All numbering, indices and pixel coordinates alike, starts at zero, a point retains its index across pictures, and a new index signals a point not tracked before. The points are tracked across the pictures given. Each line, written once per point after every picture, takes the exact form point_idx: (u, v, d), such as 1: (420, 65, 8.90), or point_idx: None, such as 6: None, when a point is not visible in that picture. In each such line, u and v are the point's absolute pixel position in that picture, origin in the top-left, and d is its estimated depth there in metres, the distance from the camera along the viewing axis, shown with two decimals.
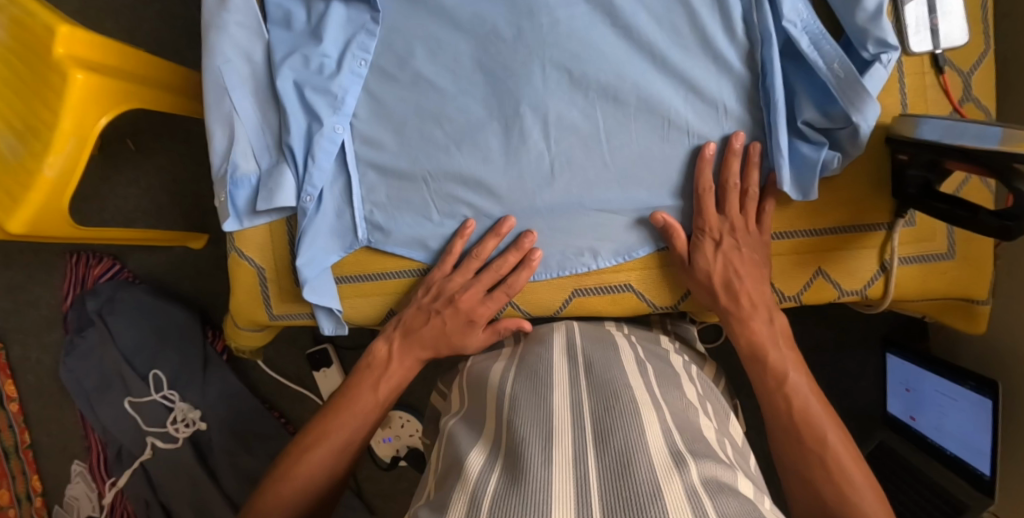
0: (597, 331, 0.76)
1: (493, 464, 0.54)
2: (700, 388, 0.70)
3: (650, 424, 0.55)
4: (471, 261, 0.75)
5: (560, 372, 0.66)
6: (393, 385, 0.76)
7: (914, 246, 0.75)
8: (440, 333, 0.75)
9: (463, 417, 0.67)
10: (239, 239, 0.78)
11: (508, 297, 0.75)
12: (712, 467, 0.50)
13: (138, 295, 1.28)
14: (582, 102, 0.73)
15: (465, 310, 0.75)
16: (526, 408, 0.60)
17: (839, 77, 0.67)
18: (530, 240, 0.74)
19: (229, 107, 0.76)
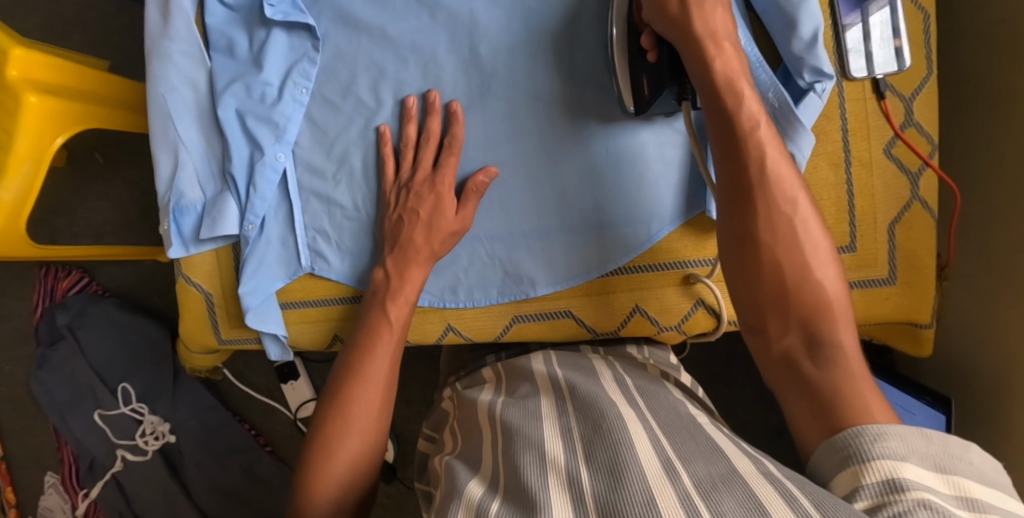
0: (571, 360, 0.75)
1: (494, 494, 0.53)
2: (683, 393, 0.69)
3: (637, 435, 0.54)
4: (406, 152, 0.73)
5: (549, 405, 0.65)
6: (404, 306, 0.72)
7: (853, 272, 0.76)
8: (400, 229, 0.72)
9: (457, 452, 0.66)
10: (186, 265, 0.79)
11: (456, 155, 0.72)
12: (703, 468, 0.49)
13: (109, 310, 1.28)
14: (523, 131, 0.72)
15: (420, 188, 0.72)
16: (518, 436, 0.59)
17: (775, 107, 0.67)
18: (455, 109, 0.72)
19: (173, 134, 0.76)
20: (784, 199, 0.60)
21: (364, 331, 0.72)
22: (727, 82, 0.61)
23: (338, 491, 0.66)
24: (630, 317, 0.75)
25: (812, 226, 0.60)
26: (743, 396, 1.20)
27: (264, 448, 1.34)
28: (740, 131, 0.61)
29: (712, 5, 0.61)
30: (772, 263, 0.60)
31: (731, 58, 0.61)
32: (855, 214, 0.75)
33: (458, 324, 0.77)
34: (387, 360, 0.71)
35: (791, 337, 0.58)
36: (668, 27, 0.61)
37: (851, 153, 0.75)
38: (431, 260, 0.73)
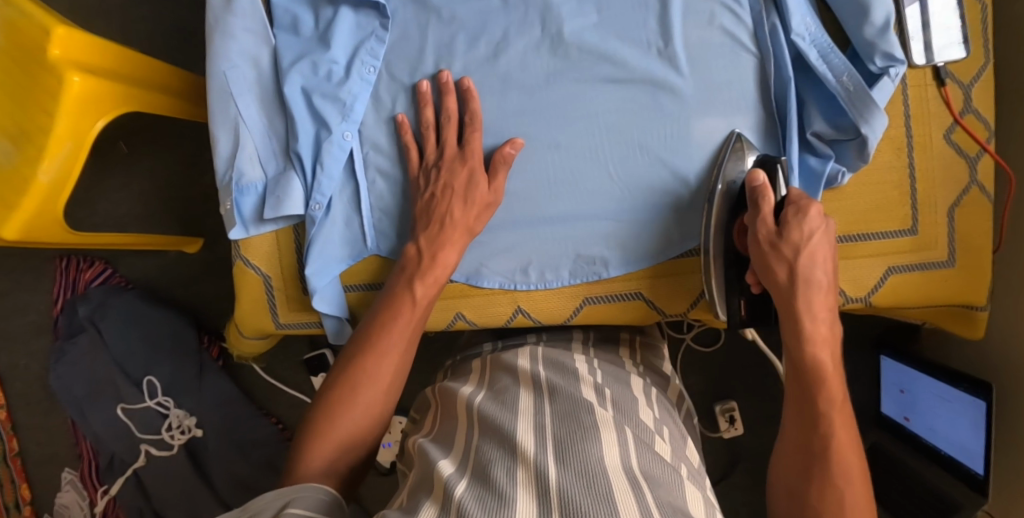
0: (554, 356, 0.79)
1: (461, 478, 0.56)
2: (658, 413, 0.73)
3: (608, 442, 0.57)
4: (427, 134, 0.73)
5: (525, 400, 0.68)
6: (434, 282, 0.71)
7: (915, 254, 0.77)
8: (430, 204, 0.72)
9: (432, 436, 0.69)
10: (245, 246, 0.77)
11: (478, 131, 0.72)
12: (664, 492, 0.53)
13: (132, 302, 1.25)
14: (595, 115, 0.73)
15: (450, 165, 0.72)
16: (494, 428, 0.62)
17: (849, 90, 0.68)
18: (467, 86, 0.72)
19: (234, 112, 0.75)
20: (841, 472, 0.59)
21: (386, 303, 0.72)
22: (816, 351, 0.63)
23: (335, 452, 0.65)
24: (698, 301, 0.75)
25: (861, 493, 0.59)
26: (773, 385, 1.22)
27: (290, 441, 1.31)
28: (821, 391, 0.62)
29: (820, 279, 0.63)
30: (811, 507, 0.59)
31: (828, 336, 0.63)
32: (916, 197, 0.76)
33: (526, 307, 0.77)
34: (406, 335, 0.70)
35: None
36: (772, 287, 0.65)
37: (913, 137, 0.76)
38: (467, 236, 0.72)
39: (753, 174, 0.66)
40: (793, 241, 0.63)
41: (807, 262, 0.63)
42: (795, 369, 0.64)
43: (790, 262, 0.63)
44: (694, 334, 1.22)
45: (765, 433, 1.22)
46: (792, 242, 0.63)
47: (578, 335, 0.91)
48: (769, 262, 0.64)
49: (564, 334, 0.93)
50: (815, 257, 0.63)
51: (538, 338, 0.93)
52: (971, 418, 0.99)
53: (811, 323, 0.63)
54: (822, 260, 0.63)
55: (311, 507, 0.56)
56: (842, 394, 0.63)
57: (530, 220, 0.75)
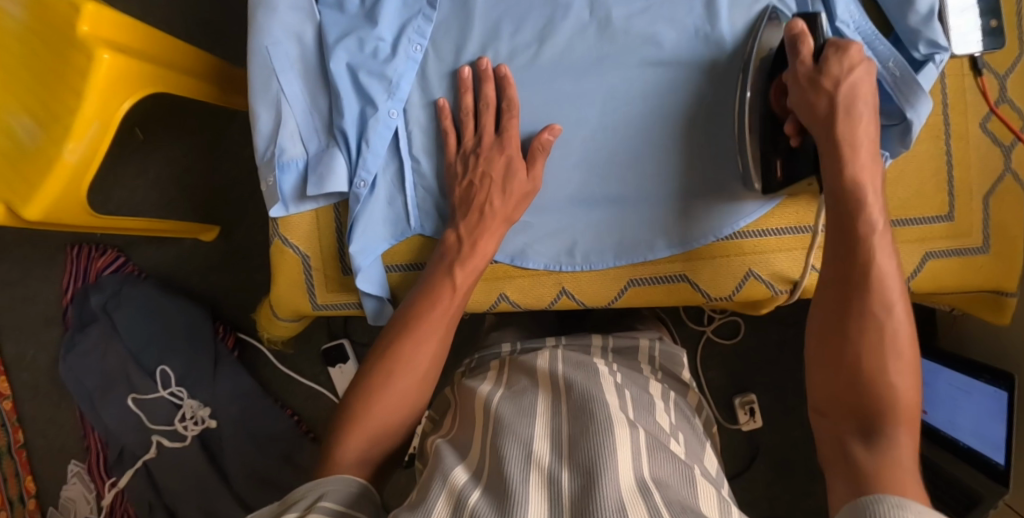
0: (577, 358, 0.79)
1: (476, 485, 0.56)
2: (675, 418, 0.73)
3: (623, 442, 0.57)
4: (466, 121, 0.73)
5: (542, 399, 0.68)
6: (472, 271, 0.71)
7: (952, 240, 0.78)
8: (469, 193, 0.72)
9: (451, 437, 0.69)
10: (284, 225, 0.77)
11: (517, 118, 0.72)
12: (677, 496, 0.53)
13: (147, 290, 1.23)
14: (642, 96, 0.73)
15: (484, 156, 0.71)
16: (506, 429, 0.62)
17: (895, 76, 0.69)
18: (504, 73, 0.71)
19: (277, 89, 0.75)
20: (880, 304, 0.59)
21: (427, 289, 0.71)
22: (857, 181, 0.62)
23: (366, 446, 0.64)
24: (743, 282, 0.75)
25: (902, 338, 0.58)
26: (792, 379, 1.23)
27: (306, 434, 1.29)
28: (860, 228, 0.61)
29: (861, 111, 0.62)
30: (848, 357, 0.58)
31: (868, 168, 0.62)
32: (953, 185, 0.77)
33: (570, 288, 0.77)
34: (441, 325, 0.70)
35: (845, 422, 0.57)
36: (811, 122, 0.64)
37: (950, 126, 0.77)
38: (504, 225, 0.72)
39: (790, 25, 0.65)
40: (832, 76, 0.62)
41: (846, 98, 0.62)
42: (836, 220, 0.63)
43: (831, 95, 0.62)
44: (715, 327, 1.22)
45: (784, 426, 1.23)
46: (832, 75, 0.62)
47: (598, 340, 0.91)
48: (810, 98, 0.63)
49: (585, 338, 0.92)
50: (853, 91, 0.62)
51: (556, 340, 0.92)
52: (992, 410, 1.00)
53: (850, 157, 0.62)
54: (863, 94, 0.62)
55: (341, 500, 0.57)
56: (882, 225, 0.61)
57: (576, 201, 0.75)
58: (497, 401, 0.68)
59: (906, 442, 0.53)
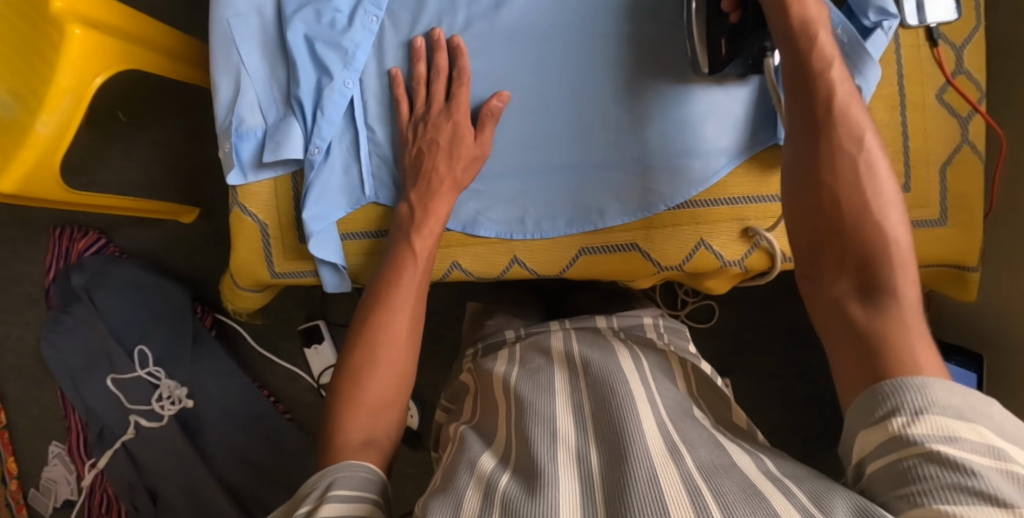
0: (593, 338, 0.80)
1: (504, 466, 0.56)
2: (696, 387, 0.74)
3: (645, 416, 0.58)
4: (418, 89, 0.74)
5: (562, 381, 0.69)
6: (431, 240, 0.72)
7: (909, 212, 0.78)
8: (417, 160, 0.73)
9: (474, 423, 0.69)
10: (242, 193, 0.78)
11: (467, 86, 0.73)
12: (703, 453, 0.53)
13: (128, 271, 1.25)
14: (595, 65, 0.74)
15: (433, 121, 0.72)
16: (529, 409, 0.62)
17: (843, 42, 0.69)
18: (457, 43, 0.72)
19: (236, 59, 0.76)
20: (851, 143, 0.59)
21: (389, 262, 0.72)
22: (811, 35, 0.62)
23: (371, 420, 0.63)
24: (695, 251, 0.76)
25: (881, 175, 0.59)
26: (767, 363, 1.23)
27: (284, 415, 1.30)
28: (816, 78, 0.61)
29: None
30: (830, 200, 0.58)
31: (812, 17, 0.62)
32: (908, 155, 0.77)
33: (523, 257, 0.78)
34: (412, 290, 0.70)
35: (844, 277, 0.56)
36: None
37: (906, 96, 0.77)
38: (453, 191, 0.73)
39: None
40: None
41: None
42: (800, 95, 0.62)
43: None
44: (689, 311, 1.22)
45: (760, 411, 1.23)
46: None
47: (603, 320, 0.91)
48: None
49: (589, 320, 0.91)
50: None
51: (562, 324, 0.89)
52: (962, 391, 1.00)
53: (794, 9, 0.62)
54: None
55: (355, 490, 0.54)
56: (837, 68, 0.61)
57: (528, 170, 0.75)
58: (515, 380, 0.69)
59: (908, 300, 0.53)
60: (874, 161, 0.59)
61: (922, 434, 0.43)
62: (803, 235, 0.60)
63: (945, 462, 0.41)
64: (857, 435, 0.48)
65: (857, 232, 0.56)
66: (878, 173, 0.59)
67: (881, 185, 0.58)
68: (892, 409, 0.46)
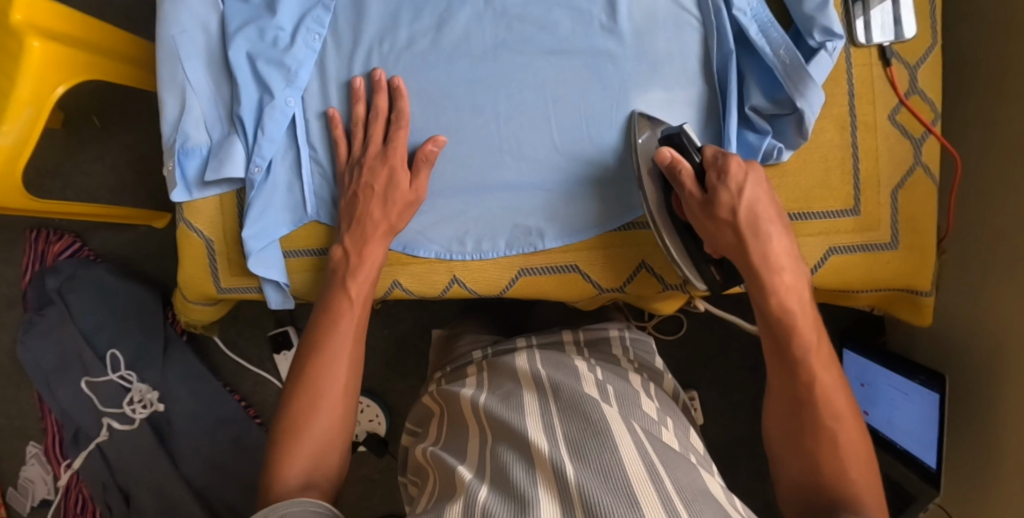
0: (555, 357, 0.81)
1: (481, 479, 0.61)
2: (659, 404, 0.78)
3: (623, 436, 0.60)
4: (356, 130, 0.74)
5: (533, 400, 0.71)
6: (366, 284, 0.73)
7: (858, 235, 0.76)
8: (354, 198, 0.72)
9: (443, 444, 0.74)
10: (189, 209, 0.79)
11: (405, 128, 0.73)
12: (682, 477, 0.56)
13: (101, 275, 1.26)
14: (537, 85, 0.73)
15: (372, 163, 0.72)
16: (505, 429, 0.66)
17: (786, 64, 0.68)
18: (397, 85, 0.72)
19: (181, 76, 0.76)
20: (828, 413, 0.62)
21: (326, 302, 0.73)
22: (783, 300, 0.64)
23: (312, 460, 0.66)
24: (636, 273, 0.75)
25: (854, 432, 0.62)
26: (733, 374, 1.22)
27: (255, 419, 1.34)
28: (792, 338, 0.64)
29: (769, 230, 0.64)
30: (808, 453, 0.62)
31: (789, 285, 0.64)
32: (859, 177, 0.76)
33: (463, 276, 0.77)
34: (350, 332, 0.72)
35: (809, 500, 0.61)
36: (729, 250, 0.66)
37: (857, 117, 0.76)
38: (388, 235, 0.73)
39: (658, 155, 0.66)
40: (728, 198, 0.64)
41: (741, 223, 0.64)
42: (780, 356, 0.65)
43: (729, 213, 0.64)
44: (656, 322, 1.22)
45: (726, 424, 1.22)
46: (725, 202, 0.64)
47: (568, 335, 0.96)
48: (714, 230, 0.66)
49: (556, 338, 0.97)
50: (749, 208, 0.63)
51: (528, 340, 0.96)
52: (924, 411, 0.98)
53: (769, 286, 0.64)
54: (757, 182, 0.64)
55: None
56: (815, 337, 0.64)
57: (468, 188, 0.75)
58: (483, 403, 0.73)
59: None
60: (854, 423, 0.63)
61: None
62: (786, 474, 0.64)
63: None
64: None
65: (819, 438, 0.62)
66: (852, 430, 0.62)
67: (853, 444, 0.62)
68: None
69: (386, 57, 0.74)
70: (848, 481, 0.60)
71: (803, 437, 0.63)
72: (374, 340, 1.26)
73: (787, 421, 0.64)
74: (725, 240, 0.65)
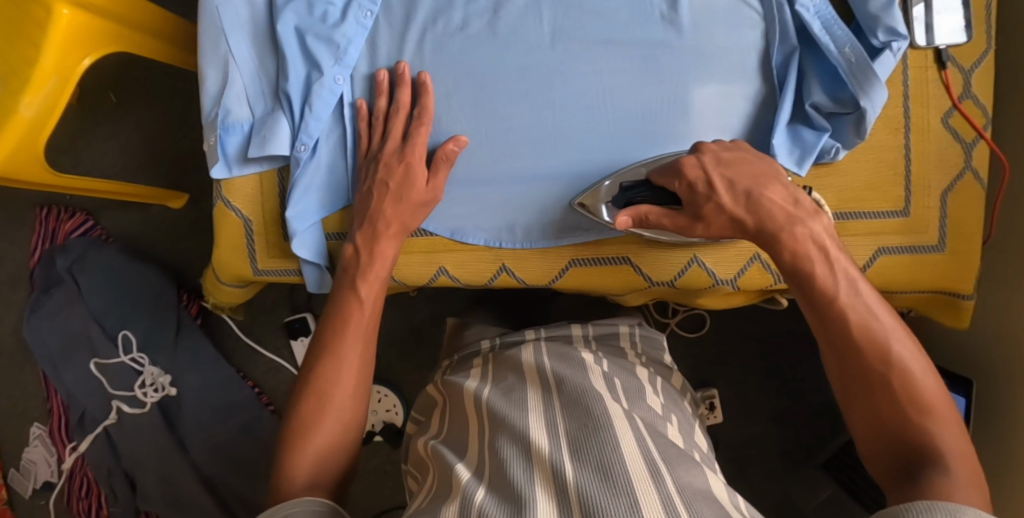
0: (561, 350, 0.81)
1: (478, 480, 0.60)
2: (665, 400, 0.77)
3: (625, 433, 0.59)
4: (375, 124, 0.71)
5: (537, 397, 0.69)
6: (376, 283, 0.70)
7: (905, 237, 0.76)
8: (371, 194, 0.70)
9: (445, 438, 0.73)
10: (227, 187, 0.77)
11: (427, 125, 0.70)
12: (685, 475, 0.55)
13: (113, 255, 1.23)
14: (593, 73, 0.72)
15: (388, 158, 0.70)
16: (505, 426, 0.65)
17: (851, 62, 0.67)
18: (423, 80, 0.70)
19: (225, 49, 0.74)
20: (879, 360, 0.53)
21: (335, 304, 0.69)
22: (801, 251, 0.58)
23: (321, 465, 0.61)
24: (686, 268, 0.74)
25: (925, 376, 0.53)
26: (754, 374, 1.22)
27: (267, 406, 1.29)
28: (822, 290, 0.57)
29: (769, 195, 0.61)
30: (879, 405, 0.53)
31: (813, 235, 0.59)
32: (910, 179, 0.75)
33: (511, 265, 0.76)
34: (362, 327, 0.67)
35: (887, 461, 0.52)
36: (741, 230, 0.63)
37: (910, 119, 0.75)
38: (401, 233, 0.71)
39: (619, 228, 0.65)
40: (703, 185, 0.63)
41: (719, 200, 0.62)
42: (814, 313, 0.58)
43: (706, 193, 0.63)
44: (679, 320, 1.21)
45: (743, 423, 1.22)
46: (703, 194, 0.63)
47: (577, 330, 0.94)
48: (715, 224, 0.64)
49: (564, 329, 0.94)
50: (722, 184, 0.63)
51: (537, 332, 0.94)
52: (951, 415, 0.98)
53: (789, 249, 0.59)
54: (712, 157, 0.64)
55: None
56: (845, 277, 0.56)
57: (519, 175, 0.74)
58: (487, 398, 0.71)
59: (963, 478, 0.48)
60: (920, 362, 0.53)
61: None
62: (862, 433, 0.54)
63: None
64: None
65: (880, 390, 0.53)
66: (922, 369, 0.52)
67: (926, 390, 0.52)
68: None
69: (440, 37, 0.72)
70: (934, 435, 0.51)
71: (866, 395, 0.54)
72: (391, 330, 1.23)
73: (841, 375, 0.56)
74: (731, 221, 0.62)
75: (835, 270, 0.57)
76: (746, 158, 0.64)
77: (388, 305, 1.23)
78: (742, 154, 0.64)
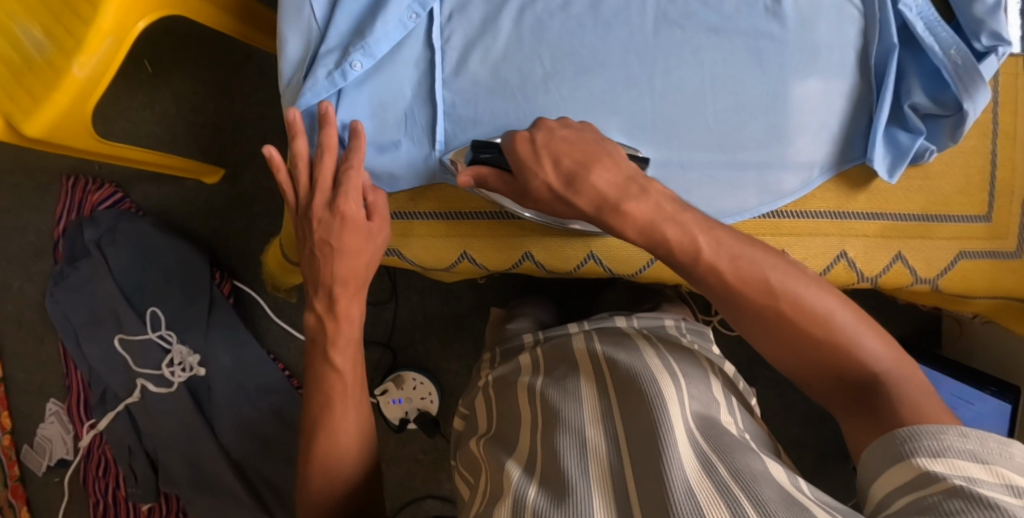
0: (615, 337, 0.79)
1: (531, 476, 0.57)
2: (723, 380, 0.73)
3: (675, 419, 0.57)
4: (301, 170, 0.68)
5: (589, 386, 0.67)
6: (349, 337, 0.67)
7: (987, 243, 0.76)
8: (314, 260, 0.68)
9: (496, 433, 0.69)
10: None
11: (355, 169, 0.67)
12: (742, 460, 0.53)
13: (143, 228, 1.19)
14: (692, 60, 0.70)
15: (320, 215, 0.67)
16: (558, 419, 0.62)
17: (957, 64, 0.67)
18: (355, 129, 0.66)
19: (309, 15, 0.71)
20: (776, 302, 0.56)
21: (312, 371, 0.68)
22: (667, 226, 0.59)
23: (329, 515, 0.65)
24: None
25: (821, 295, 0.55)
26: None
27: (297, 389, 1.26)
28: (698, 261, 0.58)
29: (600, 177, 0.59)
30: (803, 343, 0.56)
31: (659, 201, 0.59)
32: (995, 184, 0.76)
33: (598, 253, 0.77)
34: (355, 394, 0.67)
35: (832, 390, 0.56)
36: (578, 213, 0.62)
37: (999, 125, 0.75)
38: (354, 287, 0.68)
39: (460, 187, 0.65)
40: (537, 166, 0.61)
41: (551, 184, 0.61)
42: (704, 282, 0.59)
43: (538, 166, 0.61)
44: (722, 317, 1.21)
45: (781, 423, 1.22)
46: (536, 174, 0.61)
47: (622, 321, 0.85)
48: (549, 203, 0.63)
49: (609, 321, 0.86)
50: (551, 165, 0.61)
51: (580, 324, 0.86)
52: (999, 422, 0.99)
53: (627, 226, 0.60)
54: (546, 134, 0.61)
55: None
56: (709, 238, 0.58)
57: None
58: (542, 387, 0.69)
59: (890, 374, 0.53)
60: (804, 277, 0.56)
61: (943, 473, 0.43)
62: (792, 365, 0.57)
63: (970, 496, 0.40)
64: (876, 477, 0.47)
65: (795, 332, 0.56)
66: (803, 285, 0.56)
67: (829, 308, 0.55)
68: (911, 457, 0.45)
69: (537, 16, 0.70)
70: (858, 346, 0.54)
71: (785, 339, 0.56)
72: (430, 316, 1.21)
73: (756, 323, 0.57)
74: (560, 200, 0.62)
75: (688, 234, 0.58)
76: (585, 136, 0.62)
77: (429, 292, 1.21)
78: (581, 132, 0.62)
